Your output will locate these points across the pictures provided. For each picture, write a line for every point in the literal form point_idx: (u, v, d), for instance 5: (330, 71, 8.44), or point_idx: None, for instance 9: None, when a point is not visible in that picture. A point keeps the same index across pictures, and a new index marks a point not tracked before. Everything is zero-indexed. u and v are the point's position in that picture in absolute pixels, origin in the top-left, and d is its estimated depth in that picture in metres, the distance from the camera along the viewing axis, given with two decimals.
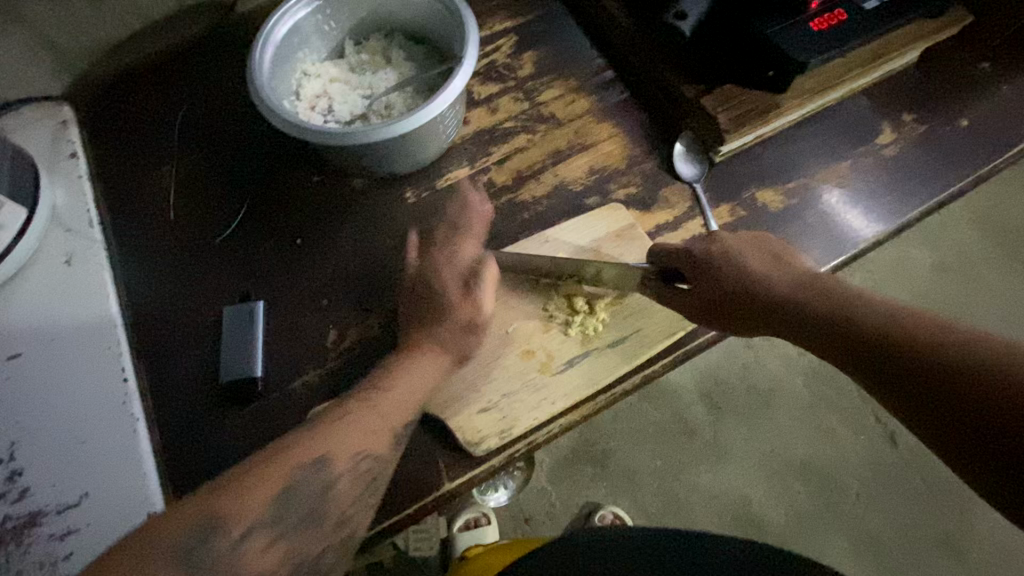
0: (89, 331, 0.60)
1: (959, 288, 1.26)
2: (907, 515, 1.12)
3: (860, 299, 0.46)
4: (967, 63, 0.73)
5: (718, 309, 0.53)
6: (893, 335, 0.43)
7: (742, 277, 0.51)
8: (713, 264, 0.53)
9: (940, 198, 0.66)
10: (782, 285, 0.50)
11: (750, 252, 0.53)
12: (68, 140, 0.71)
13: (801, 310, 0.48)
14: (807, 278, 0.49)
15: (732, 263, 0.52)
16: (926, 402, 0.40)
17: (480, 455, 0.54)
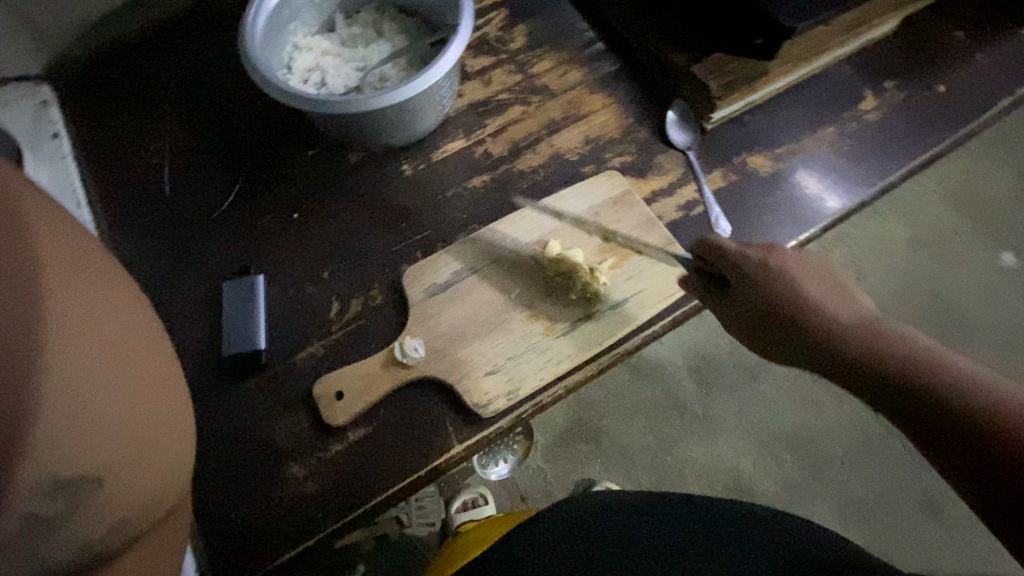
0: None
1: (934, 259, 1.30)
2: (890, 479, 1.16)
3: (923, 351, 0.43)
4: (943, 31, 0.75)
5: (755, 329, 0.51)
6: (964, 398, 0.40)
7: (787, 299, 0.49)
8: (760, 279, 0.50)
9: (921, 160, 0.68)
10: (839, 320, 0.47)
11: (801, 271, 0.50)
12: (48, 118, 0.69)
13: (855, 352, 0.45)
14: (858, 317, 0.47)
15: (780, 282, 0.49)
16: (983, 472, 0.38)
17: (488, 416, 0.54)
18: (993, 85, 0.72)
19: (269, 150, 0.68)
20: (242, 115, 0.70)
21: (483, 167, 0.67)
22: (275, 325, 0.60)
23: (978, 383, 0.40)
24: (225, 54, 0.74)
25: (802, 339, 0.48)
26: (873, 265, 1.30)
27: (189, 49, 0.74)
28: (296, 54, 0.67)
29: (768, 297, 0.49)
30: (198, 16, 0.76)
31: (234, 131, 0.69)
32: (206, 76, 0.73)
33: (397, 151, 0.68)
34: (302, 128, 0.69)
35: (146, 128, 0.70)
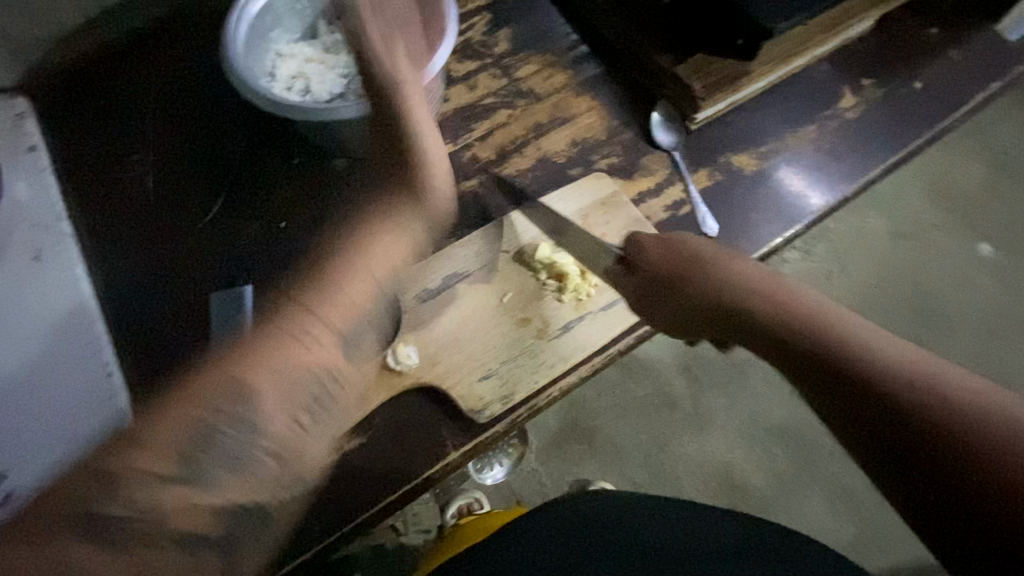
0: (66, 324, 0.60)
1: (914, 251, 1.33)
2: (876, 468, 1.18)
3: (814, 323, 0.51)
4: (918, 29, 0.77)
5: (680, 313, 0.57)
6: (859, 372, 0.48)
7: (702, 278, 0.55)
8: (667, 262, 0.57)
9: (900, 155, 0.70)
10: (750, 299, 0.54)
11: (706, 249, 0.57)
12: (25, 132, 0.68)
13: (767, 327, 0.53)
14: (762, 290, 0.54)
15: (689, 263, 0.56)
16: (883, 436, 0.46)
17: (484, 422, 0.54)
18: (967, 80, 0.74)
19: (254, 158, 0.68)
20: (226, 123, 0.69)
21: (471, 171, 0.67)
22: None
23: (863, 346, 0.49)
24: (206, 62, 0.73)
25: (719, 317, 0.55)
26: (856, 258, 1.32)
27: (169, 58, 0.73)
28: (279, 61, 0.66)
29: (688, 279, 0.56)
30: (178, 25, 0.75)
31: (218, 140, 0.69)
32: (187, 85, 0.72)
33: None
34: (287, 136, 0.69)
35: (127, 138, 0.69)
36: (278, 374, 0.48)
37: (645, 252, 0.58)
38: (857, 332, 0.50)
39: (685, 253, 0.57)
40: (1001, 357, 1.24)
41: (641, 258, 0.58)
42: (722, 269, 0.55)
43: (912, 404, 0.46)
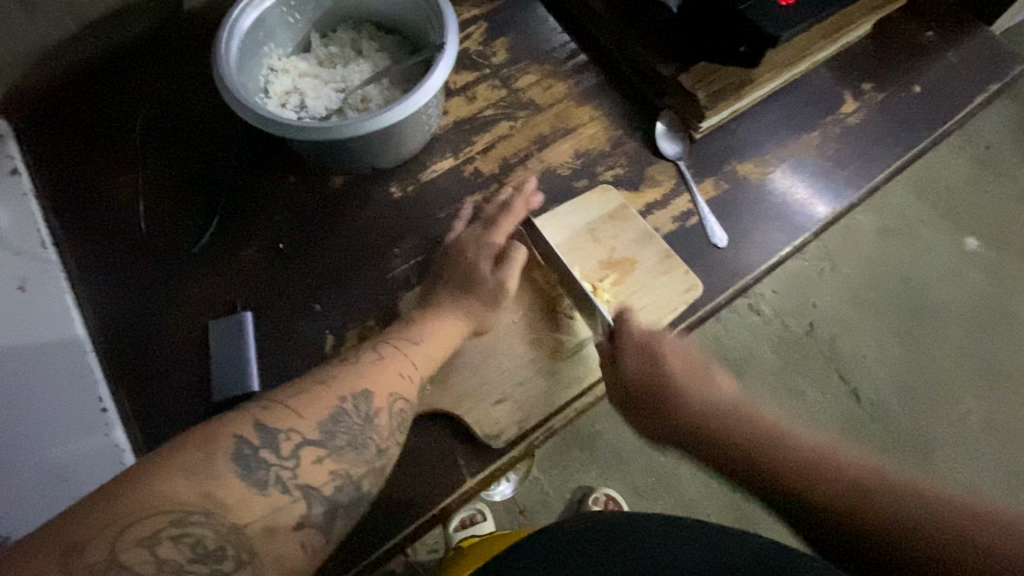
0: (57, 357, 0.57)
1: (905, 248, 1.34)
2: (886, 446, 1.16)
3: (782, 442, 0.46)
4: (914, 33, 0.77)
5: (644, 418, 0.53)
6: (830, 498, 0.43)
7: (663, 391, 0.52)
8: (644, 374, 0.52)
9: (902, 161, 0.70)
10: (717, 424, 0.49)
11: (668, 359, 0.53)
12: (6, 154, 0.66)
13: (735, 453, 0.47)
14: (715, 408, 0.50)
15: (657, 373, 0.52)
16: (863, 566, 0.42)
17: (500, 447, 0.53)
18: (964, 84, 0.74)
19: (248, 177, 0.65)
20: (217, 141, 0.67)
21: (474, 186, 0.66)
22: (268, 364, 0.57)
23: (835, 461, 0.45)
24: (195, 78, 0.71)
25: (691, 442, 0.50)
26: (849, 257, 1.33)
27: (156, 75, 0.71)
28: (272, 77, 0.64)
29: (653, 399, 0.52)
30: (164, 41, 0.73)
31: (208, 159, 0.66)
32: (175, 102, 0.69)
33: (384, 174, 0.66)
34: (281, 154, 0.67)
35: (113, 158, 0.66)
36: (368, 369, 0.49)
37: (621, 351, 0.53)
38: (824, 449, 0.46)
39: (650, 363, 0.53)
40: (995, 351, 1.26)
41: (623, 359, 0.53)
42: (685, 388, 0.51)
43: (909, 527, 0.40)
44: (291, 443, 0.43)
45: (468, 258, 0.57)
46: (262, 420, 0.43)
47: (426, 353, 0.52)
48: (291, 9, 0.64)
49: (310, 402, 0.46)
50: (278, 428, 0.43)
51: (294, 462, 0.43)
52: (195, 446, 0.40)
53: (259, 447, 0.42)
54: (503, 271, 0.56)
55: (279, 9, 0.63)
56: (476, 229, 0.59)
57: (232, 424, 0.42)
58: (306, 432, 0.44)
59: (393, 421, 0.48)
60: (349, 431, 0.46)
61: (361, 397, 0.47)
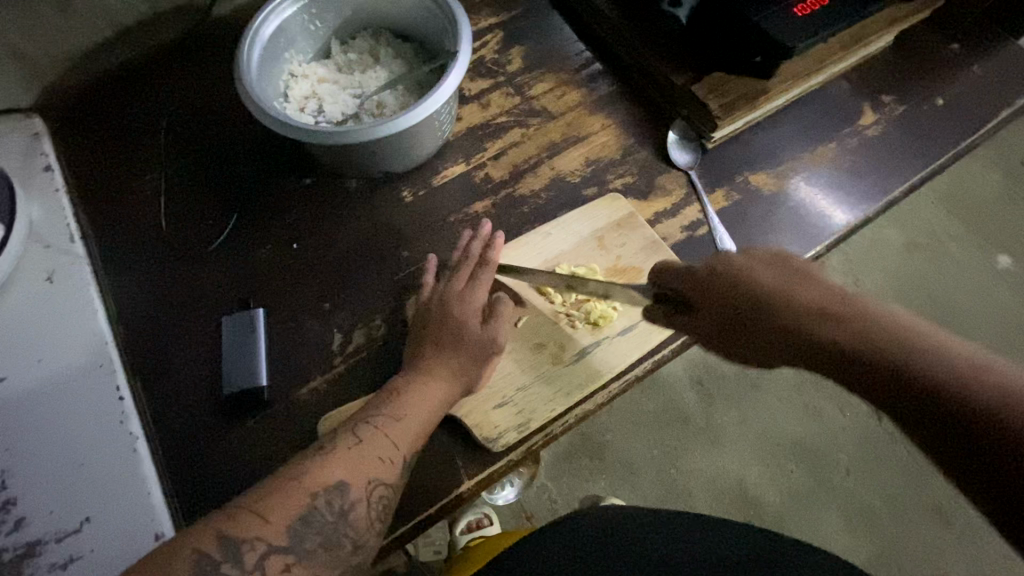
0: (78, 348, 0.59)
1: (931, 263, 1.30)
2: (908, 464, 1.16)
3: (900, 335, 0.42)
4: (938, 45, 0.75)
5: (719, 334, 0.50)
6: (875, 334, 0.42)
7: (765, 304, 0.46)
8: (741, 294, 0.47)
9: (923, 174, 0.68)
10: (813, 307, 0.45)
11: (761, 274, 0.48)
12: (41, 152, 0.69)
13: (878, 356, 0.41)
14: (823, 301, 0.45)
15: (757, 291, 0.47)
16: (937, 435, 0.38)
17: (498, 451, 0.53)
18: (990, 97, 0.72)
19: (266, 179, 0.67)
20: (238, 142, 0.70)
21: (483, 193, 0.67)
22: (277, 360, 0.59)
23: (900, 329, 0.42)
24: (218, 83, 0.74)
25: (762, 334, 0.47)
26: (871, 272, 1.30)
27: (181, 78, 0.74)
28: (292, 82, 0.66)
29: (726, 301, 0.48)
30: (192, 46, 0.76)
31: (229, 159, 0.68)
32: (200, 103, 0.72)
33: (395, 178, 0.68)
34: (298, 156, 0.69)
35: (142, 159, 0.69)
36: (338, 460, 0.47)
37: (694, 284, 0.50)
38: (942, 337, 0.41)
39: (740, 279, 0.48)
40: None
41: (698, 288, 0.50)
42: (774, 285, 0.47)
43: (970, 385, 0.38)
44: (254, 553, 0.42)
45: (452, 318, 0.54)
46: (227, 527, 0.42)
47: (405, 429, 0.49)
48: (313, 17, 0.67)
49: (276, 505, 0.44)
50: (241, 539, 0.42)
51: (260, 572, 0.42)
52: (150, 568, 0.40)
53: (220, 561, 0.41)
54: (489, 326, 0.54)
55: (300, 17, 0.66)
56: (453, 287, 0.56)
57: (191, 537, 0.41)
58: (273, 539, 0.42)
59: (373, 510, 0.47)
60: (322, 529, 0.44)
61: (334, 491, 0.46)
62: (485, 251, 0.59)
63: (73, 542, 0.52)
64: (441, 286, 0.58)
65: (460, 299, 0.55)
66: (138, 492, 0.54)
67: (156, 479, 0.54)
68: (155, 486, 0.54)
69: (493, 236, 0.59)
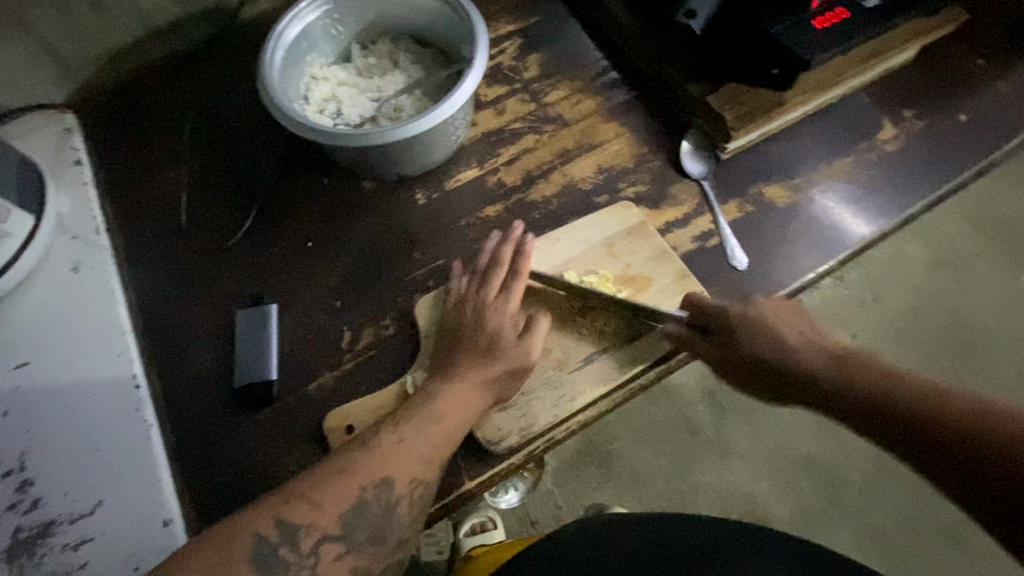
0: (99, 336, 0.61)
1: (954, 282, 1.27)
2: (924, 487, 1.14)
3: (926, 382, 0.48)
4: (963, 60, 0.74)
5: (736, 374, 0.55)
6: (848, 374, 0.51)
7: (783, 358, 0.53)
8: (759, 341, 0.54)
9: (942, 190, 0.67)
10: (817, 363, 0.52)
11: (781, 328, 0.54)
12: (72, 146, 0.71)
13: (897, 401, 0.48)
14: (828, 358, 0.52)
15: (768, 338, 0.54)
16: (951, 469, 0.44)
17: (501, 454, 0.54)
18: (1016, 114, 0.71)
19: (285, 178, 0.69)
20: (260, 141, 0.71)
21: (496, 197, 0.67)
22: (289, 355, 0.60)
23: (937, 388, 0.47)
24: (242, 83, 0.76)
25: (764, 370, 0.53)
26: (892, 289, 1.27)
27: (207, 78, 0.76)
28: (313, 84, 0.68)
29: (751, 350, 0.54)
30: (218, 47, 0.79)
31: (250, 158, 0.70)
32: (224, 102, 0.74)
33: (410, 180, 0.69)
34: (317, 156, 0.70)
35: (168, 156, 0.71)
36: (385, 455, 0.49)
37: (723, 326, 0.55)
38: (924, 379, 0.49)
39: (764, 325, 0.54)
40: None
41: (732, 332, 0.55)
42: (784, 331, 0.54)
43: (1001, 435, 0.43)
44: (310, 540, 0.45)
45: (487, 328, 0.55)
46: (281, 515, 0.45)
47: (444, 433, 0.51)
48: (335, 21, 0.68)
49: (330, 495, 0.47)
50: (298, 524, 0.45)
51: (314, 558, 0.45)
52: (215, 545, 0.44)
53: (277, 544, 0.45)
54: (524, 339, 0.55)
55: (322, 21, 0.67)
56: (487, 295, 0.57)
57: (251, 520, 0.45)
58: (326, 527, 0.46)
59: (414, 507, 0.49)
60: (370, 520, 0.47)
61: (381, 485, 0.48)
62: (518, 257, 0.59)
63: (85, 524, 0.54)
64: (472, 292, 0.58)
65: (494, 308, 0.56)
66: (149, 479, 0.55)
67: (166, 467, 0.56)
68: (165, 474, 0.55)
69: (527, 242, 0.59)
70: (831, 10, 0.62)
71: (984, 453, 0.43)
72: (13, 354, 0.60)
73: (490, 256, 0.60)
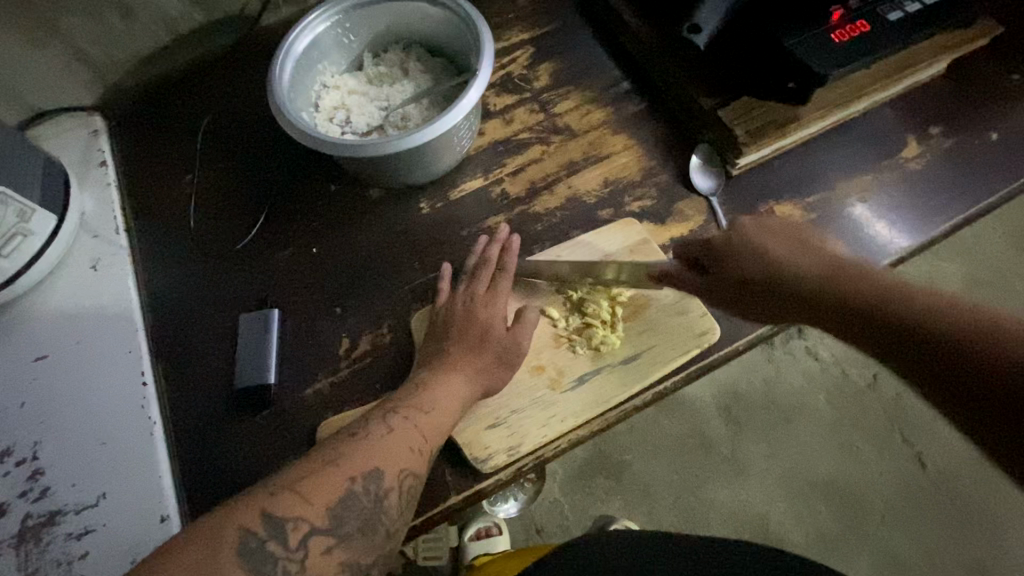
0: (113, 332, 0.64)
1: (992, 304, 1.21)
2: (953, 517, 1.08)
3: (919, 286, 0.42)
4: (998, 74, 0.70)
5: (733, 299, 0.51)
6: (833, 278, 0.45)
7: (768, 270, 0.49)
8: (751, 266, 0.50)
9: (970, 212, 0.64)
10: (810, 270, 0.47)
11: (773, 242, 0.50)
12: (98, 148, 0.75)
13: (864, 301, 0.43)
14: (824, 268, 0.47)
15: (761, 258, 0.49)
16: (942, 378, 0.39)
17: (488, 472, 0.53)
18: None
19: (294, 183, 0.70)
20: (273, 146, 0.73)
21: (499, 208, 0.67)
22: (288, 359, 0.61)
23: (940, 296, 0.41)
24: (259, 89, 0.78)
25: (748, 283, 0.50)
26: None
27: (226, 83, 0.78)
28: (323, 93, 0.69)
29: (746, 271, 0.50)
30: (238, 53, 0.81)
31: (263, 164, 0.72)
32: (241, 108, 0.76)
33: (416, 189, 0.69)
34: (325, 163, 0.71)
35: (185, 159, 0.74)
36: (369, 447, 0.48)
37: (714, 252, 0.52)
38: (932, 290, 0.42)
39: (748, 242, 0.51)
40: None
41: (723, 258, 0.51)
42: (772, 247, 0.49)
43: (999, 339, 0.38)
44: (298, 534, 0.43)
45: (477, 320, 0.56)
46: (268, 509, 0.43)
47: (429, 422, 0.50)
48: (347, 31, 0.69)
49: (316, 486, 0.45)
50: (286, 518, 0.43)
51: (302, 552, 0.43)
52: (201, 542, 0.41)
53: (266, 538, 0.42)
54: (514, 330, 0.56)
55: (334, 31, 0.68)
56: (476, 289, 0.58)
57: (236, 516, 0.43)
58: (315, 521, 0.44)
59: (403, 499, 0.48)
60: (358, 515, 0.45)
61: (370, 477, 0.47)
62: (502, 255, 0.61)
63: (89, 515, 0.56)
64: (457, 292, 0.59)
65: (483, 302, 0.57)
66: (149, 475, 0.57)
67: (167, 464, 0.57)
68: (165, 471, 0.57)
69: (511, 241, 0.61)
70: (851, 22, 0.59)
71: (976, 357, 0.38)
72: (32, 348, 0.63)
73: (478, 257, 0.61)
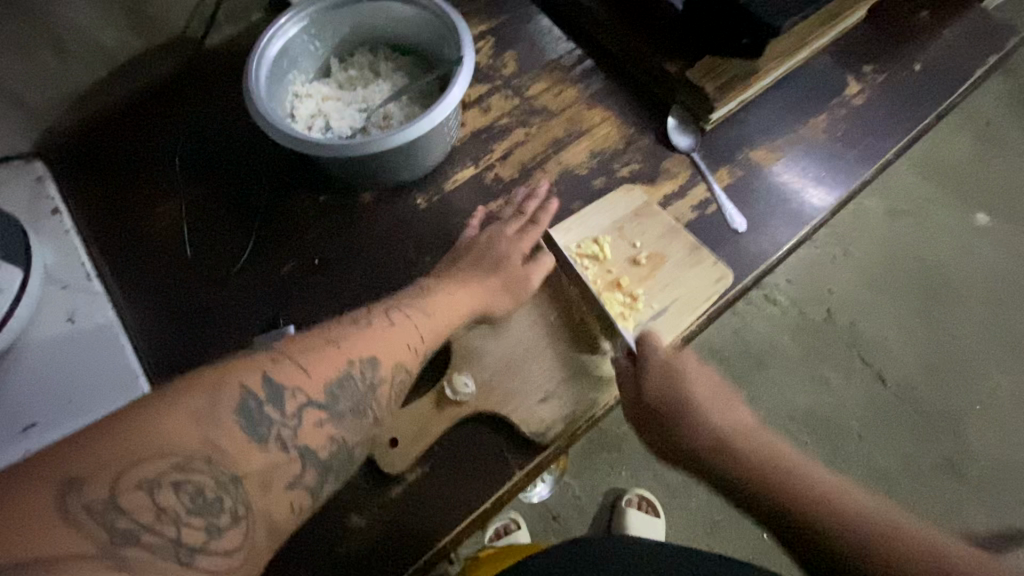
0: (112, 384, 0.59)
1: (914, 227, 1.34)
2: (916, 423, 1.17)
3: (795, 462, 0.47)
4: (907, 15, 0.79)
5: (644, 421, 0.54)
6: (728, 431, 0.50)
7: (678, 407, 0.51)
8: (664, 389, 0.52)
9: (912, 135, 0.72)
10: (715, 418, 0.51)
11: (697, 386, 0.52)
12: (46, 195, 0.69)
13: (745, 458, 0.48)
14: (732, 428, 0.50)
15: (681, 397, 0.52)
16: (802, 540, 0.44)
17: (547, 443, 0.54)
18: (960, 59, 0.76)
19: (279, 200, 0.68)
20: (249, 165, 0.70)
21: (496, 193, 0.68)
22: None
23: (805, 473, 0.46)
24: (219, 111, 0.74)
25: (658, 413, 0.52)
26: (861, 241, 1.33)
27: (181, 109, 0.75)
28: (297, 102, 0.67)
29: (660, 408, 0.52)
30: (185, 78, 0.77)
31: (243, 185, 0.69)
32: (204, 131, 0.73)
33: (409, 186, 0.69)
34: (308, 174, 0.69)
35: (153, 192, 0.69)
36: (375, 335, 0.47)
37: (646, 371, 0.53)
38: (821, 477, 0.46)
39: (668, 371, 0.53)
40: (1011, 322, 1.25)
41: (644, 373, 0.53)
42: (688, 382, 0.52)
43: (847, 522, 0.43)
44: (295, 401, 0.40)
45: (497, 252, 0.58)
46: (268, 371, 0.40)
47: (434, 325, 0.51)
48: (312, 37, 0.68)
49: None
50: (285, 384, 0.40)
51: (297, 420, 0.40)
52: (199, 390, 0.37)
53: (264, 401, 0.39)
54: (530, 266, 0.59)
55: (300, 37, 0.67)
56: (504, 232, 0.60)
57: (233, 372, 0.39)
58: (313, 393, 0.41)
59: (393, 390, 0.46)
60: (352, 394, 0.43)
61: (368, 362, 0.45)
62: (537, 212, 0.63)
63: None
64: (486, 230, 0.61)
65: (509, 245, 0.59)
66: None
67: None
68: None
69: (549, 202, 0.63)
70: None
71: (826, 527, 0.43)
72: (17, 419, 0.57)
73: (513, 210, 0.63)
